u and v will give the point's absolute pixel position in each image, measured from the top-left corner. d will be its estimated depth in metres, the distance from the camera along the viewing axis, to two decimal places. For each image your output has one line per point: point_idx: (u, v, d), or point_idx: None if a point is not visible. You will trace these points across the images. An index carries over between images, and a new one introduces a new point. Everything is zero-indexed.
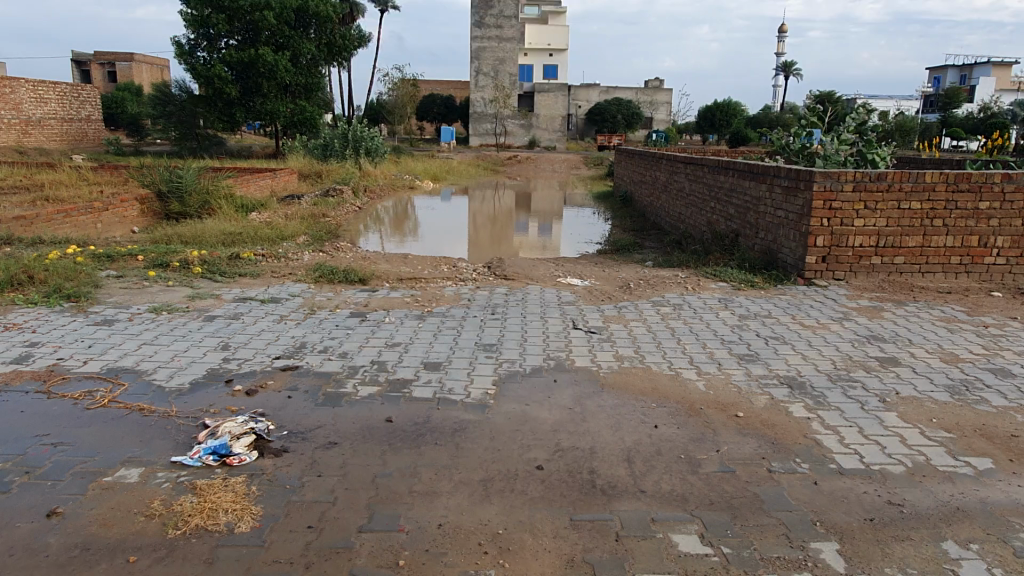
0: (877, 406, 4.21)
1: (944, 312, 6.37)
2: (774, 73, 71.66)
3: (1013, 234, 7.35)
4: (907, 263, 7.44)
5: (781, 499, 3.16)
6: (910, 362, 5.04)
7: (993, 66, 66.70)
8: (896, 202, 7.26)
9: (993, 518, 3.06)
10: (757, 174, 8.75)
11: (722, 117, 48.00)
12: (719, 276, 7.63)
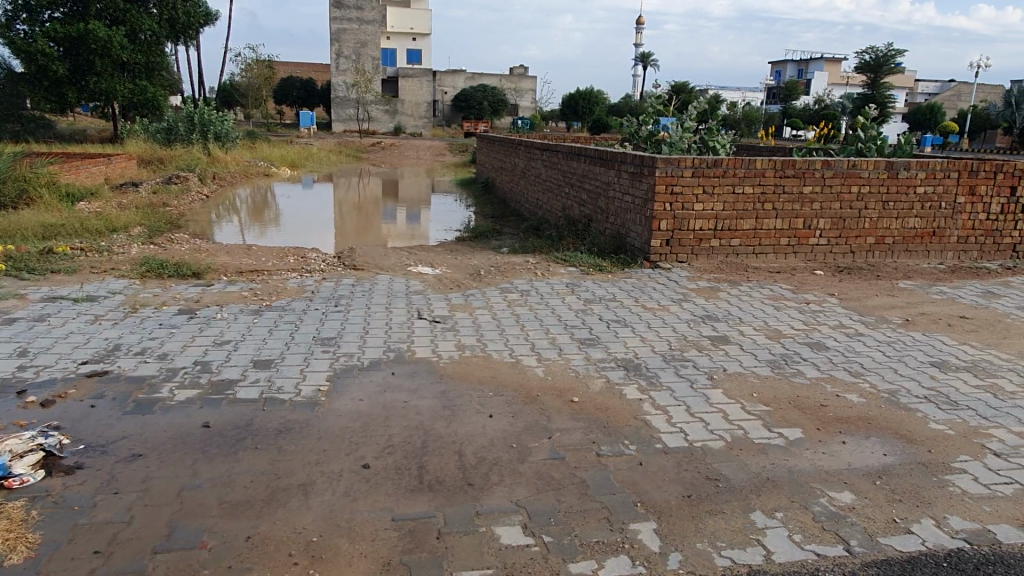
0: (705, 384, 4.39)
1: (773, 290, 6.76)
2: (633, 64, 74.41)
3: (834, 216, 7.93)
4: (743, 245, 7.84)
5: (606, 484, 3.20)
6: (738, 339, 5.30)
7: (825, 63, 72.56)
8: (731, 186, 7.63)
9: (798, 486, 3.24)
10: (606, 159, 8.96)
11: (586, 105, 49.27)
12: (570, 260, 7.76)
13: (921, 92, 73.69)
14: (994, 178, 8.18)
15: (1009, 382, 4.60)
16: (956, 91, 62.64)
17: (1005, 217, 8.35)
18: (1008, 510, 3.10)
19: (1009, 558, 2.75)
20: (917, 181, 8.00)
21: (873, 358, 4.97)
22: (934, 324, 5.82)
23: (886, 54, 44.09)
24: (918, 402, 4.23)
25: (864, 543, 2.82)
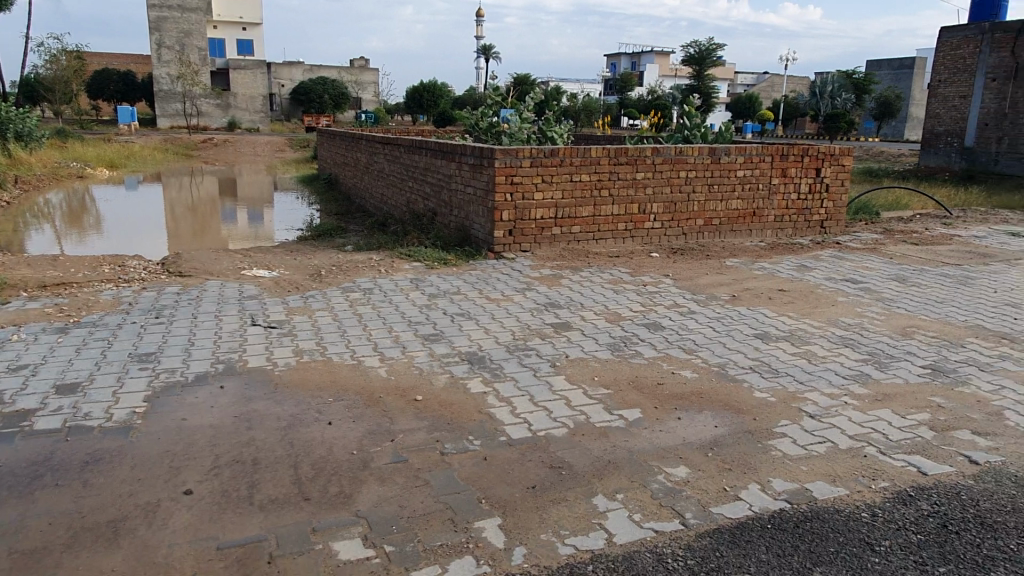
0: (548, 371, 4.42)
1: (613, 275, 6.97)
2: (476, 57, 74.97)
3: (665, 200, 8.32)
4: (583, 232, 8.03)
5: (449, 483, 3.12)
6: (580, 325, 5.39)
7: (656, 56, 76.69)
8: (569, 175, 7.78)
9: (637, 465, 3.32)
10: (446, 152, 8.87)
11: (430, 98, 49.02)
12: (414, 255, 7.60)
13: (740, 84, 79.73)
14: (802, 161, 8.92)
15: (821, 347, 5.01)
16: (769, 82, 68.31)
17: (814, 196, 9.14)
18: (821, 467, 3.35)
19: (824, 513, 2.96)
20: (736, 165, 8.56)
21: (704, 335, 5.23)
22: (756, 298, 6.24)
23: (709, 48, 47.12)
24: (744, 373, 4.50)
25: (698, 515, 2.92)
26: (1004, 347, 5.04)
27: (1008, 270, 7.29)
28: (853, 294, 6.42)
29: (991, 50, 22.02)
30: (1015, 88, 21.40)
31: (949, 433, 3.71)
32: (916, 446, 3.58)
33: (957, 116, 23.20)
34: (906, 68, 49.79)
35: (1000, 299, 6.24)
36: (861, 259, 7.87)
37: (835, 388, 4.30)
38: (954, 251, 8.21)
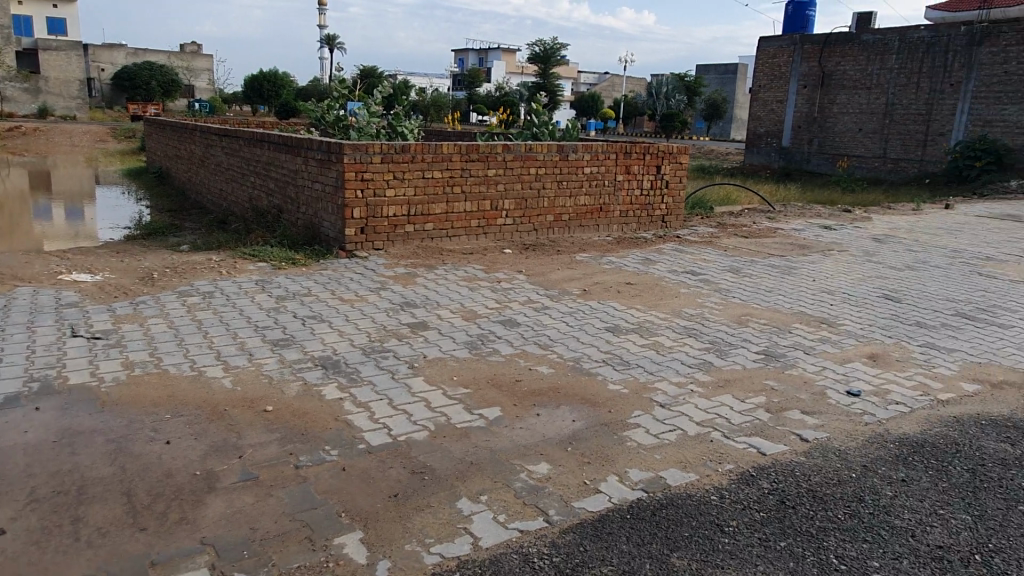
0: (406, 373, 4.31)
1: (467, 272, 6.94)
2: (319, 47, 72.50)
3: (516, 197, 8.41)
4: (437, 229, 7.93)
5: (305, 498, 2.95)
6: (436, 324, 5.31)
7: (502, 53, 77.80)
8: (421, 172, 7.66)
9: (499, 465, 3.31)
10: (291, 146, 8.46)
11: (271, 88, 46.79)
12: (258, 255, 7.18)
13: (583, 83, 82.67)
14: (643, 159, 9.36)
15: (667, 338, 5.26)
16: (610, 83, 71.40)
17: (655, 192, 9.60)
18: (673, 455, 3.50)
19: (678, 499, 3.10)
20: (583, 162, 8.83)
21: (559, 330, 5.33)
22: (606, 292, 6.46)
23: (553, 47, 48.40)
24: (598, 367, 4.63)
25: (562, 511, 2.96)
26: (824, 331, 5.53)
27: (823, 260, 8.04)
28: (693, 286, 6.81)
29: (802, 60, 24.28)
30: (822, 95, 23.74)
31: (782, 415, 4.01)
32: (755, 428, 3.83)
33: (775, 119, 25.37)
34: (731, 74, 53.87)
35: (818, 287, 6.87)
36: (698, 252, 8.37)
37: (681, 377, 4.52)
38: (778, 243, 8.93)
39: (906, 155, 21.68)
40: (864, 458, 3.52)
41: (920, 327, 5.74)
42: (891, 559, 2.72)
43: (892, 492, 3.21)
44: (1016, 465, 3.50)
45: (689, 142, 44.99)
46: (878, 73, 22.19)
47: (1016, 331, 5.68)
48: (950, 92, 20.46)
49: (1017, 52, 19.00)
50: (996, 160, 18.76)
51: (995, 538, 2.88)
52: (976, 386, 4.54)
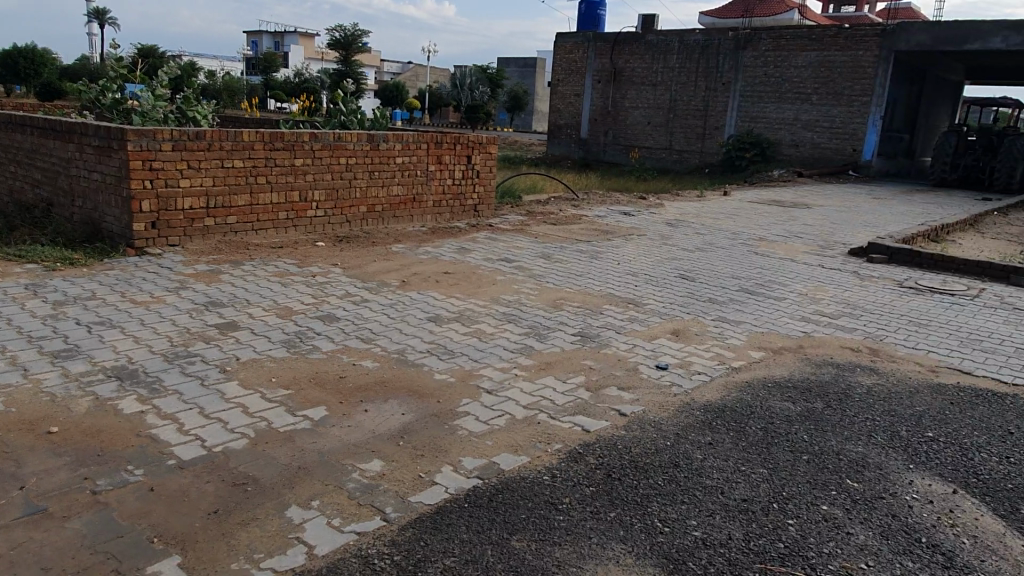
0: (217, 378, 3.98)
1: (277, 267, 6.55)
2: (87, 22, 64.97)
3: (326, 187, 8.09)
4: (240, 222, 7.41)
5: (108, 527, 2.63)
6: (247, 323, 4.95)
7: (299, 37, 74.62)
8: (219, 160, 7.10)
9: (329, 467, 3.16)
10: (61, 132, 7.47)
11: (28, 65, 41.15)
12: (26, 256, 6.27)
13: (385, 72, 81.64)
14: (454, 149, 9.40)
15: (488, 325, 5.33)
16: (414, 73, 71.08)
17: (467, 182, 9.68)
18: (504, 440, 3.55)
19: (513, 483, 3.14)
20: (394, 152, 8.70)
21: (380, 322, 5.21)
22: (425, 283, 6.41)
23: (353, 34, 47.14)
24: (423, 357, 4.59)
25: (398, 507, 2.88)
26: (632, 311, 5.90)
27: (626, 245, 8.58)
28: (509, 273, 6.97)
29: (595, 56, 25.68)
30: (614, 90, 25.29)
31: (601, 391, 4.22)
32: (578, 406, 4.00)
33: (573, 111, 26.65)
34: (530, 67, 55.87)
35: (623, 269, 7.31)
36: (511, 240, 8.58)
37: (505, 362, 4.61)
38: (584, 229, 9.39)
39: (688, 146, 23.77)
40: (676, 426, 3.80)
41: (712, 303, 6.30)
42: (706, 516, 2.96)
43: (701, 455, 3.49)
44: (797, 420, 3.96)
45: (495, 133, 45.90)
46: (662, 71, 24.06)
47: (788, 303, 6.43)
48: (722, 91, 22.71)
49: (774, 56, 21.50)
50: (761, 153, 21.37)
51: (788, 486, 3.23)
52: (761, 353, 5.08)
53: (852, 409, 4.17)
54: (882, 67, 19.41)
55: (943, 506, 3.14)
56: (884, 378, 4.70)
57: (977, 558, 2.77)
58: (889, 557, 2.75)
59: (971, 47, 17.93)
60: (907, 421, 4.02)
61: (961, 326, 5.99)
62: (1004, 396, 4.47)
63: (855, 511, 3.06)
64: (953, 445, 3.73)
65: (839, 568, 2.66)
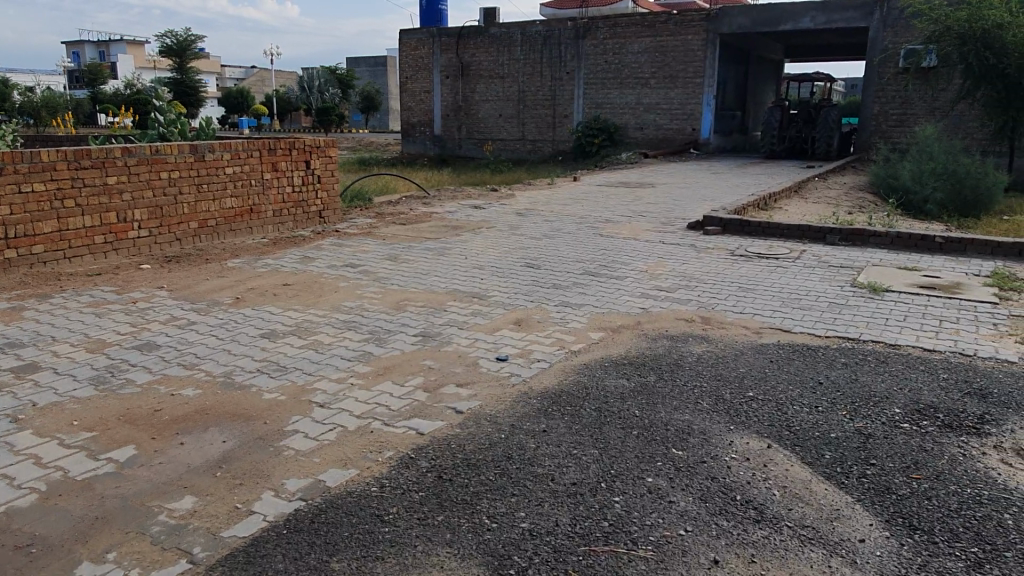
0: (6, 430, 3.55)
1: (93, 296, 6.01)
2: None
3: (148, 206, 7.53)
4: (48, 251, 6.74)
5: None
6: (50, 363, 4.48)
7: (127, 47, 69.83)
8: (15, 185, 6.39)
9: (131, 512, 2.89)
10: None
11: None
12: None
13: (227, 78, 77.91)
14: (289, 154, 9.03)
15: (326, 335, 5.13)
16: (258, 78, 68.14)
17: (307, 188, 9.34)
18: (332, 454, 3.40)
19: (340, 499, 3.01)
20: (223, 162, 8.24)
21: (206, 345, 4.88)
22: (261, 297, 6.09)
23: (186, 39, 44.49)
24: (252, 377, 4.33)
25: (207, 546, 2.68)
26: (476, 305, 5.87)
27: (475, 238, 8.57)
28: (352, 278, 6.76)
29: (440, 52, 25.58)
30: (463, 85, 25.33)
31: (438, 391, 4.15)
32: (414, 409, 3.91)
33: (425, 108, 26.50)
34: (380, 66, 55.03)
35: (471, 264, 7.29)
36: (357, 244, 8.37)
37: (341, 372, 4.44)
38: (433, 227, 9.31)
39: (540, 136, 24.20)
40: (512, 417, 3.79)
41: (557, 288, 6.38)
42: (535, 505, 2.95)
43: (534, 444, 3.49)
44: (630, 395, 4.06)
45: (350, 135, 44.85)
46: (508, 64, 24.31)
47: (629, 281, 6.62)
48: (567, 80, 23.24)
49: (612, 44, 22.23)
50: (609, 137, 22.12)
51: (616, 464, 3.28)
52: (600, 334, 5.19)
53: (681, 378, 4.33)
54: (710, 48, 20.58)
55: (758, 462, 3.30)
56: (713, 345, 4.92)
57: (786, 508, 2.92)
58: (706, 520, 2.84)
59: (786, 27, 19.33)
60: (729, 383, 4.22)
61: (783, 287, 6.40)
62: (816, 349, 4.80)
63: (678, 479, 3.15)
64: (769, 402, 3.95)
65: (659, 539, 2.71)
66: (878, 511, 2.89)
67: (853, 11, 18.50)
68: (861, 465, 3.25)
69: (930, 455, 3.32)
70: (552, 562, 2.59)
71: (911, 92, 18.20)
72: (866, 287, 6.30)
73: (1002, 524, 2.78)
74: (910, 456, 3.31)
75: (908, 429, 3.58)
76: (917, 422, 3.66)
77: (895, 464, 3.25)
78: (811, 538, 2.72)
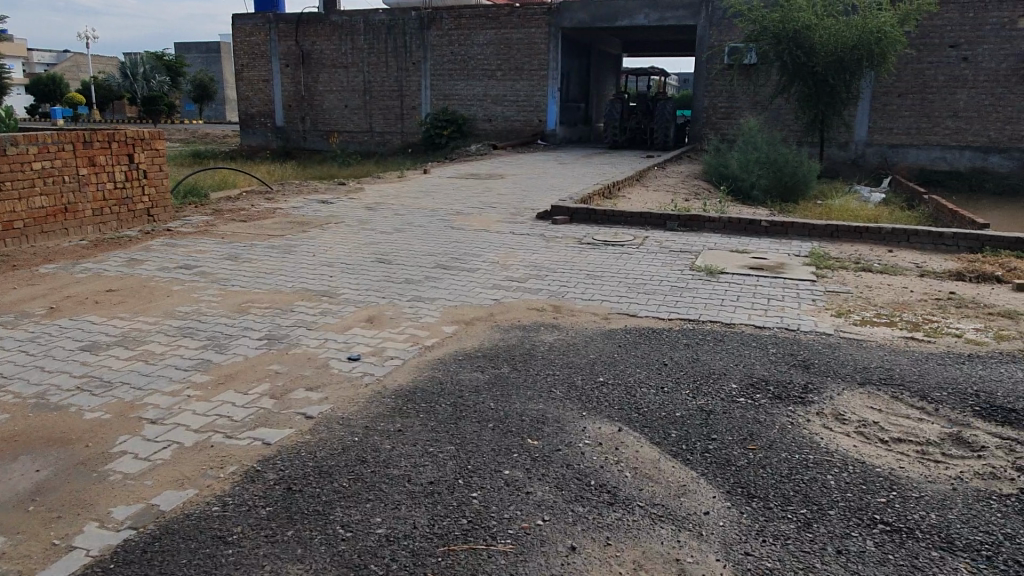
0: None
1: None
2: None
3: None
4: None
5: None
6: None
7: None
8: None
9: None
10: None
11: None
12: None
13: (35, 64, 70.38)
14: (108, 148, 8.24)
15: (158, 344, 4.72)
16: (73, 64, 62.02)
17: (132, 184, 8.58)
18: (167, 475, 3.12)
19: (175, 524, 2.76)
20: (31, 156, 7.37)
21: (13, 363, 4.33)
22: (80, 306, 5.52)
23: None
24: (69, 397, 3.89)
25: None
26: (324, 304, 5.63)
27: (322, 234, 8.24)
28: (187, 280, 6.29)
29: (279, 39, 24.46)
30: (305, 74, 24.37)
31: (286, 398, 3.93)
32: (259, 418, 3.67)
33: (264, 98, 25.25)
34: (214, 52, 51.74)
35: (318, 261, 7.00)
36: (192, 243, 7.80)
37: (175, 384, 4.09)
38: (277, 223, 8.86)
39: (388, 128, 23.77)
40: (365, 419, 3.66)
41: (409, 283, 6.26)
42: (391, 509, 2.85)
43: (388, 445, 3.38)
44: (485, 388, 4.04)
45: (182, 126, 41.88)
46: (351, 52, 23.65)
47: (482, 273, 6.62)
48: (414, 70, 22.96)
49: (457, 35, 22.20)
50: (458, 129, 22.13)
51: (473, 459, 3.25)
52: (453, 327, 5.14)
53: (534, 367, 4.38)
54: (553, 42, 21.07)
55: (610, 445, 3.39)
56: (564, 333, 5.02)
57: (637, 488, 3.02)
58: (563, 508, 2.87)
59: (622, 22, 20.20)
60: (581, 370, 4.32)
61: (628, 273, 6.65)
62: (659, 331, 5.02)
63: (534, 468, 3.17)
64: (618, 386, 4.08)
65: (517, 531, 2.71)
66: (720, 483, 3.06)
67: (682, 9, 19.64)
68: (704, 440, 3.42)
69: (762, 426, 3.56)
70: (411, 567, 2.51)
71: (736, 86, 19.59)
72: (702, 270, 6.68)
73: (826, 484, 3.02)
74: (746, 429, 3.53)
75: (744, 403, 3.83)
76: (750, 396, 3.92)
77: (733, 437, 3.45)
78: (661, 516, 2.82)
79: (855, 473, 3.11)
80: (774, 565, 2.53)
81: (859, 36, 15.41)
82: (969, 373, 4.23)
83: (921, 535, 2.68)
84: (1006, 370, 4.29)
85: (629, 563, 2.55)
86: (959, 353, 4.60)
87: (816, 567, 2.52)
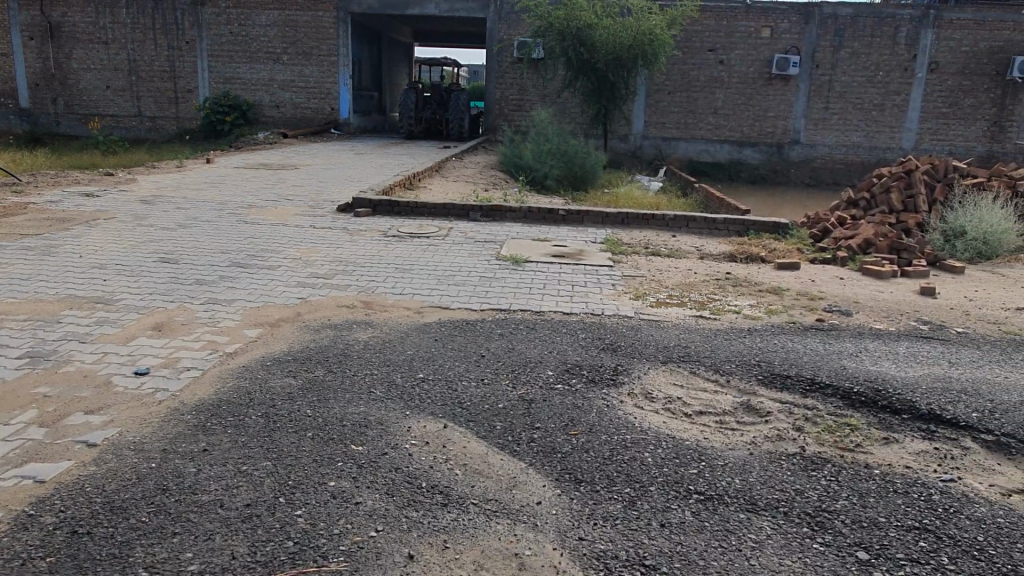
0: None
1: None
2: None
3: None
4: None
5: None
6: None
7: None
8: None
9: None
10: None
11: None
12: None
13: None
14: None
15: None
16: None
17: None
18: None
19: None
20: None
21: None
22: None
23: None
24: None
25: None
26: (100, 312, 4.97)
27: (90, 232, 7.29)
28: None
29: (19, 8, 21.29)
30: (54, 49, 21.44)
31: (60, 424, 3.39)
32: (27, 453, 3.13)
33: (4, 76, 21.90)
34: None
35: (88, 263, 6.17)
36: None
37: None
38: (31, 220, 7.69)
39: (160, 112, 21.65)
40: (162, 442, 3.25)
41: (201, 284, 5.72)
42: (204, 541, 2.56)
43: (195, 467, 3.04)
44: (300, 394, 3.79)
45: None
46: (111, 27, 21.17)
47: (283, 270, 6.23)
48: (188, 50, 21.11)
49: (236, 14, 20.72)
50: (242, 115, 20.73)
51: (294, 473, 3.02)
52: (256, 331, 4.77)
53: (351, 368, 4.18)
54: (342, 27, 20.42)
55: (437, 444, 3.32)
56: (378, 330, 4.85)
57: (468, 485, 2.98)
58: (396, 515, 2.75)
59: (412, 11, 20.08)
60: (400, 367, 4.20)
61: (437, 265, 6.61)
62: (473, 323, 5.02)
63: (362, 476, 3.01)
64: (439, 381, 4.02)
65: (350, 546, 2.55)
66: (549, 471, 3.11)
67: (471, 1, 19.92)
68: (528, 430, 3.47)
69: (582, 411, 3.69)
70: None
71: (525, 80, 20.26)
72: (509, 260, 6.81)
73: (644, 462, 3.18)
74: (567, 415, 3.63)
75: (562, 390, 3.94)
76: (567, 381, 4.05)
77: (556, 424, 3.53)
78: (495, 511, 2.81)
79: (668, 449, 3.32)
80: (608, 547, 2.61)
81: (633, 38, 16.49)
82: (749, 345, 4.71)
83: (730, 500, 2.92)
84: (780, 341, 4.82)
85: (469, 564, 2.50)
86: (742, 327, 5.11)
87: (645, 542, 2.64)
